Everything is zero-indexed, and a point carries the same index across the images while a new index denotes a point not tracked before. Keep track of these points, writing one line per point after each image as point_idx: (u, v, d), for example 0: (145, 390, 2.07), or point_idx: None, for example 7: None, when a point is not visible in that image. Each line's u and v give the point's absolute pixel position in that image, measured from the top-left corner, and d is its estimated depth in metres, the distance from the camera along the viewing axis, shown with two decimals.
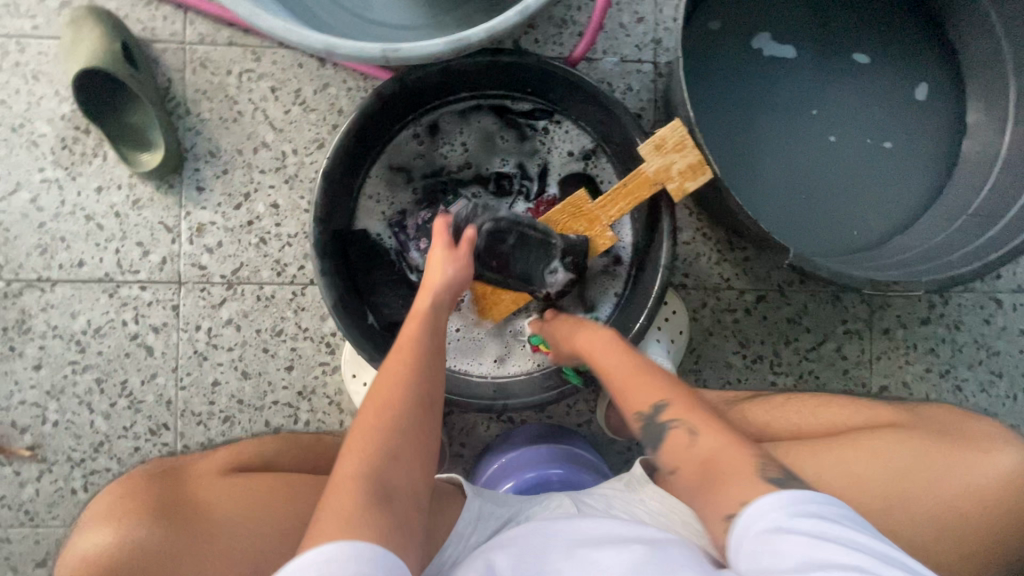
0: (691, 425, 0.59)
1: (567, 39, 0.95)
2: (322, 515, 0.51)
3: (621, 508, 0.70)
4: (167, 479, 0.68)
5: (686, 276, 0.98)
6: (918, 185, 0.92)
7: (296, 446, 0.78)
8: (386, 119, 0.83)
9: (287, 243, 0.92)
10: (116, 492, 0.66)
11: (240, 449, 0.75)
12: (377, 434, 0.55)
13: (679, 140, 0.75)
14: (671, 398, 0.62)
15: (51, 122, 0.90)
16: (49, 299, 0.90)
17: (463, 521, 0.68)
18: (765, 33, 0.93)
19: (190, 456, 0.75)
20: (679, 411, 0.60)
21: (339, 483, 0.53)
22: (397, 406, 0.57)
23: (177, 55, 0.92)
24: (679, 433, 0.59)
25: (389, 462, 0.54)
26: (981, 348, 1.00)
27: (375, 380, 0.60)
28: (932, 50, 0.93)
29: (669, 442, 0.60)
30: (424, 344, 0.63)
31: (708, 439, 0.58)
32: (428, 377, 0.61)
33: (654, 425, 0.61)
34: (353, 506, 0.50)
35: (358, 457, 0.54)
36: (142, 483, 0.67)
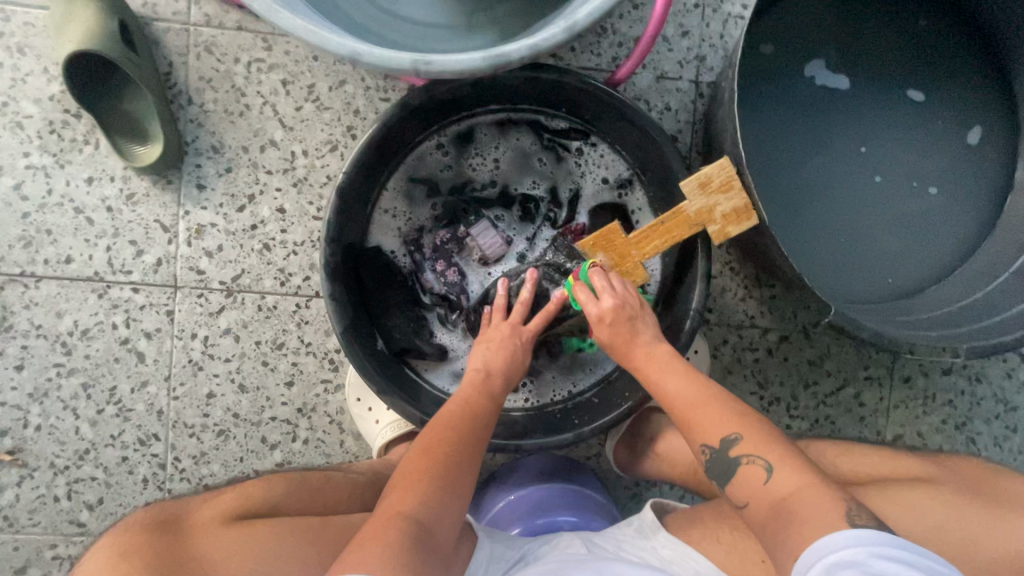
0: (764, 461, 0.54)
1: (605, 49, 0.88)
2: (360, 549, 0.51)
3: (633, 552, 0.67)
4: (168, 534, 0.58)
5: (710, 311, 0.94)
6: (961, 234, 0.87)
7: (304, 486, 0.69)
8: (410, 130, 0.76)
9: (293, 251, 0.86)
10: (113, 548, 0.56)
11: (246, 492, 0.66)
12: (428, 482, 0.58)
13: (725, 180, 0.69)
14: (742, 429, 0.56)
15: (39, 102, 0.82)
16: (33, 296, 0.84)
17: (473, 563, 0.64)
18: (819, 60, 0.88)
19: (188, 500, 0.65)
20: (748, 445, 0.55)
21: (383, 518, 0.55)
22: (444, 458, 0.60)
23: (180, 37, 0.84)
24: (752, 469, 0.54)
25: (432, 509, 0.57)
26: (1000, 402, 0.97)
27: (427, 432, 0.64)
28: (990, 91, 0.87)
29: (739, 478, 0.55)
30: (478, 407, 0.67)
31: (784, 477, 0.52)
32: (473, 438, 0.64)
33: (721, 461, 0.56)
34: (396, 542, 0.52)
35: (406, 500, 0.57)
36: (140, 538, 0.57)
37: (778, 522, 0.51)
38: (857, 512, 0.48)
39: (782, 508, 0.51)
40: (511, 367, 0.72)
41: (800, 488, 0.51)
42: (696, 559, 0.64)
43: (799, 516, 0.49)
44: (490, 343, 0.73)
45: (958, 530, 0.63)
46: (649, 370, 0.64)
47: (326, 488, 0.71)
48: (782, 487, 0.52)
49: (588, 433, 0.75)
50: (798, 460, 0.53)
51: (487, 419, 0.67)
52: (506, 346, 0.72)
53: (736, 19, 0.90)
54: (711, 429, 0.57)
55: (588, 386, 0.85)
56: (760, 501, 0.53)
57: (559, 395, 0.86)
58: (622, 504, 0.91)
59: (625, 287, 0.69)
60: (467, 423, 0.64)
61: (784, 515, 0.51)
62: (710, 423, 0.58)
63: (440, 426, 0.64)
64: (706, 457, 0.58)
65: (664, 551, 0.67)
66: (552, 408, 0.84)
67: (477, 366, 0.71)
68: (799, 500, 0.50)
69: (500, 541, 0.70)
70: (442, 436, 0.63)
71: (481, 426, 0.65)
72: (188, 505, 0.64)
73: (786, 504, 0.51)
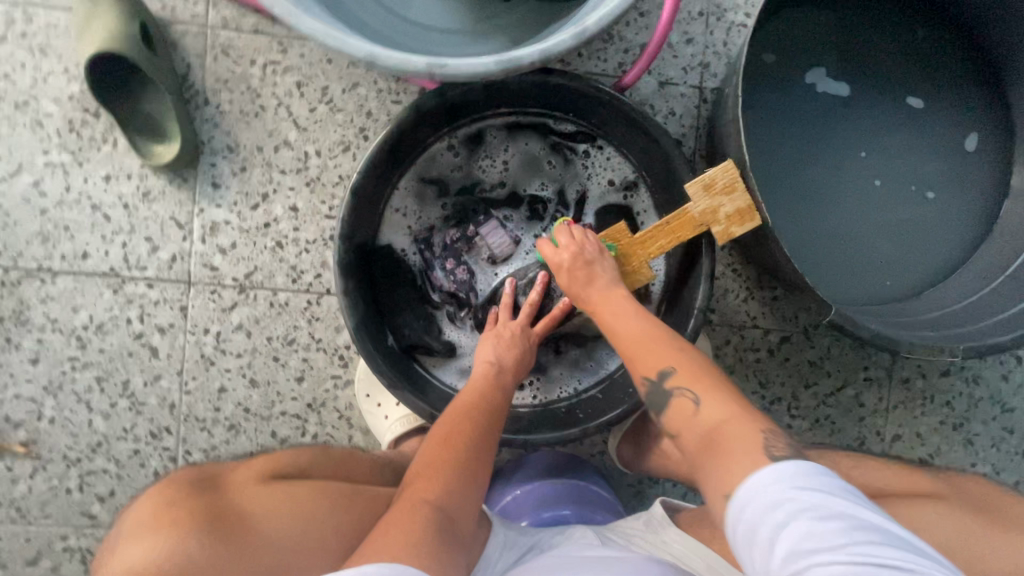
0: (694, 394, 0.56)
1: (612, 55, 0.91)
2: (384, 534, 0.53)
3: (642, 545, 0.68)
4: (209, 490, 0.59)
5: (712, 311, 0.96)
6: (958, 238, 0.89)
7: (328, 458, 0.71)
8: (423, 131, 0.78)
9: (305, 249, 0.87)
10: (159, 498, 0.56)
11: (278, 459, 0.67)
12: (446, 472, 0.60)
13: (729, 183, 0.70)
14: (678, 364, 0.59)
15: (59, 101, 0.84)
16: (49, 291, 0.85)
17: (489, 546, 0.66)
18: (821, 68, 0.91)
19: (220, 465, 0.66)
20: (684, 376, 0.58)
21: (406, 505, 0.57)
22: (459, 450, 0.62)
23: (197, 39, 0.86)
24: (682, 400, 0.57)
25: (452, 497, 0.59)
26: (996, 404, 0.99)
27: (442, 423, 0.66)
28: (986, 99, 0.89)
29: (672, 409, 0.57)
30: (490, 399, 0.68)
31: (714, 407, 0.55)
32: (486, 428, 0.65)
33: (658, 392, 0.59)
34: (421, 527, 0.53)
35: (428, 488, 0.59)
36: (184, 493, 0.58)
37: (708, 450, 0.53)
38: (775, 443, 0.50)
39: (711, 439, 0.53)
40: (522, 362, 0.74)
41: (725, 415, 0.54)
42: (704, 551, 0.65)
43: (725, 445, 0.51)
44: (501, 337, 0.74)
45: (960, 527, 0.64)
46: (600, 310, 0.68)
47: (349, 463, 0.73)
48: (708, 417, 0.55)
49: (594, 429, 0.77)
50: (716, 387, 0.56)
51: (500, 409, 0.68)
52: (516, 342, 0.74)
53: (739, 27, 0.93)
54: (654, 364, 0.60)
55: (594, 383, 0.87)
56: (690, 431, 0.55)
57: (565, 392, 0.87)
58: (624, 500, 0.93)
59: (582, 233, 0.73)
60: (482, 413, 0.66)
61: (711, 443, 0.53)
62: (651, 357, 0.61)
63: (456, 416, 0.66)
64: (646, 389, 0.60)
65: (673, 545, 0.67)
66: (559, 404, 0.86)
67: (489, 359, 0.73)
68: (727, 427, 0.53)
69: (513, 528, 0.71)
70: (457, 426, 0.65)
71: (494, 415, 0.67)
72: (224, 467, 0.65)
73: (714, 434, 0.53)
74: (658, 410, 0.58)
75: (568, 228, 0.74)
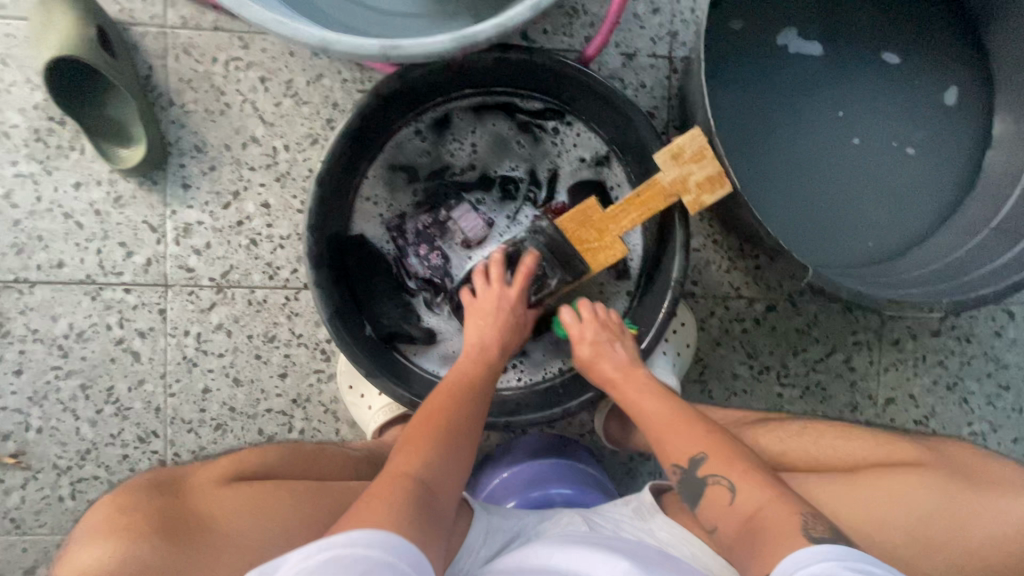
0: (729, 483, 0.60)
1: (578, 30, 0.89)
2: (367, 506, 0.52)
3: (630, 532, 0.68)
4: (167, 493, 0.60)
5: (695, 284, 0.95)
6: (940, 194, 0.88)
7: (298, 457, 0.70)
8: (386, 116, 0.77)
9: (279, 245, 0.87)
10: (112, 505, 0.57)
11: (244, 456, 0.67)
12: (433, 445, 0.60)
13: (699, 149, 0.69)
14: (709, 451, 0.62)
15: (23, 111, 0.84)
16: (28, 301, 0.85)
17: (471, 535, 0.66)
18: (793, 29, 0.89)
19: (189, 467, 0.66)
20: (716, 464, 0.61)
21: (390, 478, 0.56)
22: (446, 427, 0.62)
23: (158, 40, 0.85)
24: (718, 488, 0.60)
25: (438, 471, 0.58)
26: (990, 360, 0.98)
27: (429, 402, 0.66)
28: (963, 48, 0.87)
29: (708, 501, 0.60)
30: (477, 380, 0.68)
31: (746, 495, 0.58)
32: (470, 408, 0.65)
33: (692, 482, 0.62)
34: (404, 499, 0.53)
35: (414, 460, 0.58)
36: (138, 497, 0.58)
37: (748, 538, 0.55)
38: (813, 525, 0.53)
39: (749, 526, 0.56)
40: (504, 341, 0.73)
41: (765, 502, 0.57)
42: (692, 541, 0.66)
43: (768, 530, 0.54)
44: (482, 316, 0.74)
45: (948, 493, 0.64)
46: (626, 390, 0.70)
47: (323, 460, 0.72)
48: (747, 504, 0.58)
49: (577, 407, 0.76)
50: (754, 474, 0.60)
51: (484, 390, 0.68)
52: (500, 318, 0.73)
53: None
54: (691, 450, 0.63)
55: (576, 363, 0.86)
56: (730, 523, 0.58)
57: (548, 372, 0.87)
58: (617, 479, 0.92)
59: (603, 313, 0.76)
60: (468, 395, 0.66)
61: (753, 533, 0.55)
62: (682, 445, 0.64)
63: (443, 396, 0.66)
64: (677, 476, 0.63)
65: (661, 533, 0.68)
66: (541, 385, 0.85)
67: (472, 339, 0.73)
68: (765, 514, 0.56)
69: (498, 513, 0.71)
70: (444, 404, 0.65)
71: (478, 395, 0.67)
72: (190, 468, 0.65)
73: (754, 521, 0.56)
74: (692, 498, 0.62)
75: (591, 305, 0.77)
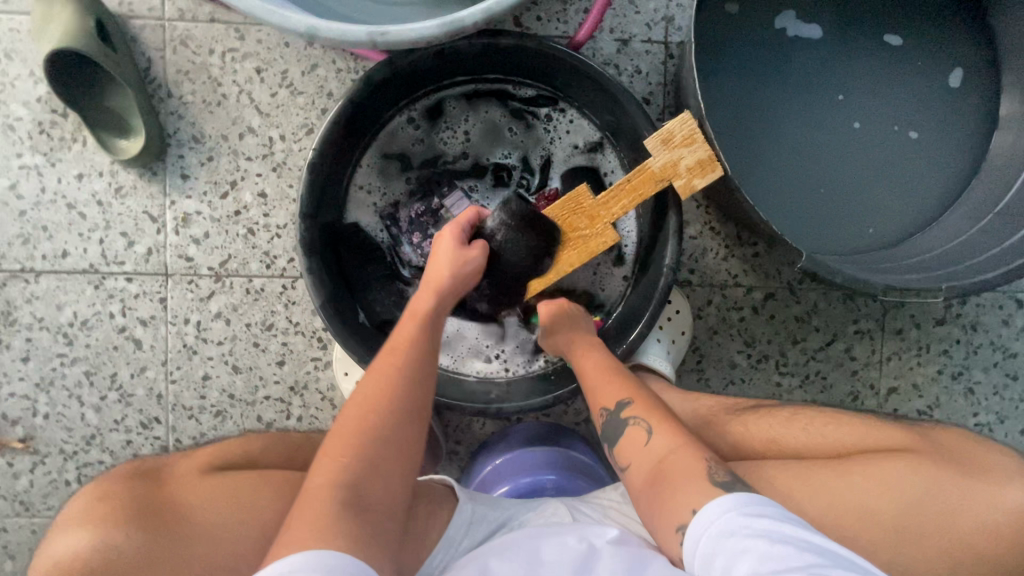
0: (648, 425, 0.65)
1: (572, 17, 0.89)
2: (294, 520, 0.52)
3: (616, 519, 0.68)
4: (149, 481, 0.61)
5: (691, 272, 0.94)
6: (944, 178, 0.86)
7: (285, 444, 0.73)
8: (378, 104, 0.78)
9: (276, 234, 0.88)
10: (93, 493, 0.59)
11: (226, 448, 0.69)
12: (359, 439, 0.58)
13: (688, 134, 0.69)
14: (635, 398, 0.68)
15: (28, 104, 0.86)
16: (34, 290, 0.87)
17: (453, 527, 0.66)
18: (791, 12, 0.87)
19: (171, 457, 0.69)
20: (638, 409, 0.66)
21: (319, 481, 0.55)
22: (375, 416, 0.60)
23: (156, 32, 0.86)
24: (636, 430, 0.65)
25: (368, 463, 0.57)
26: (997, 349, 0.96)
27: (362, 386, 0.63)
28: (970, 28, 0.85)
29: (626, 440, 0.66)
30: (415, 353, 0.65)
31: (660, 440, 0.63)
32: (405, 386, 0.62)
33: (614, 423, 0.67)
34: (328, 511, 0.52)
35: (341, 459, 0.57)
36: (122, 484, 0.60)
37: (657, 481, 0.60)
38: (717, 470, 0.59)
39: (659, 468, 0.61)
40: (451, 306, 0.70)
41: (675, 448, 0.62)
42: None
43: (671, 477, 0.59)
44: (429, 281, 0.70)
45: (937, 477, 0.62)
46: (567, 344, 0.75)
47: (306, 451, 0.74)
48: (659, 448, 0.63)
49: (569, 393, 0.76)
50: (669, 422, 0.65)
51: (427, 361, 0.66)
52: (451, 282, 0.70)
53: None
54: (616, 396, 0.68)
55: None
56: (643, 464, 0.63)
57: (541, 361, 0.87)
58: (613, 468, 0.92)
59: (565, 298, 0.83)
60: (403, 373, 0.63)
61: (663, 478, 0.60)
62: (609, 392, 0.68)
63: (375, 378, 0.63)
64: (604, 419, 0.68)
65: None
66: (534, 373, 0.85)
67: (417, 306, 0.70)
68: (674, 460, 0.61)
69: (482, 502, 0.71)
70: (376, 387, 0.62)
71: (416, 370, 0.64)
72: (170, 459, 0.67)
73: (661, 468, 0.61)
74: (612, 440, 0.67)
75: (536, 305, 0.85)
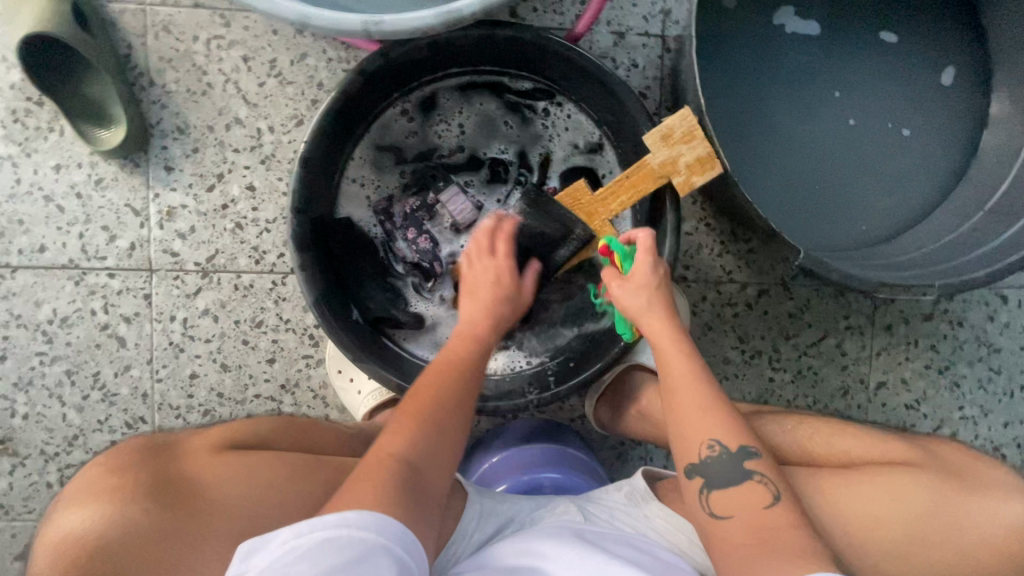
0: (773, 490, 0.58)
1: (569, 8, 0.87)
2: (352, 486, 0.52)
3: (624, 521, 0.68)
4: (158, 458, 0.59)
5: (687, 268, 0.94)
6: (935, 176, 0.87)
7: (291, 426, 0.71)
8: (372, 95, 0.76)
9: (265, 229, 0.86)
10: (104, 468, 0.57)
11: (235, 428, 0.67)
12: (422, 425, 0.58)
13: (688, 131, 0.68)
14: (751, 447, 0.59)
15: (0, 91, 0.82)
16: (10, 287, 0.84)
17: (466, 518, 0.67)
18: (789, 7, 0.87)
19: (176, 434, 0.65)
20: (761, 464, 0.59)
21: (377, 458, 0.55)
22: (438, 405, 0.60)
23: (137, 17, 0.83)
24: (758, 492, 0.57)
25: (426, 453, 0.57)
26: (982, 345, 0.98)
27: (425, 374, 0.64)
28: (962, 26, 0.85)
29: (727, 492, 0.58)
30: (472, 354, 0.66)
31: (780, 512, 0.56)
32: (463, 382, 0.63)
33: (721, 462, 0.59)
34: (388, 484, 0.52)
35: (400, 440, 0.57)
36: (131, 461, 0.58)
37: (762, 542, 0.54)
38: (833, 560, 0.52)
39: (756, 532, 0.55)
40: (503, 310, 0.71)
41: (788, 522, 0.55)
42: (686, 527, 0.66)
43: (780, 546, 0.53)
44: (483, 282, 0.71)
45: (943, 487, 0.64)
46: (663, 349, 0.66)
47: (315, 434, 0.72)
48: (774, 516, 0.56)
49: (566, 391, 0.76)
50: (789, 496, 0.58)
51: (481, 362, 0.66)
52: (496, 289, 0.71)
53: None
54: (714, 433, 0.60)
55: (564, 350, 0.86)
56: (746, 523, 0.56)
57: (524, 358, 0.87)
58: (608, 464, 0.92)
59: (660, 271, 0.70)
60: (462, 368, 0.64)
61: (767, 543, 0.54)
62: (710, 423, 0.61)
63: (438, 369, 0.64)
64: (711, 453, 0.59)
65: (656, 521, 0.68)
66: (528, 371, 0.85)
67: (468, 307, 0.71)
68: (788, 535, 0.54)
69: (492, 497, 0.71)
70: (437, 379, 0.63)
71: (473, 368, 0.65)
72: (181, 434, 0.65)
73: (768, 534, 0.54)
74: (721, 483, 0.58)
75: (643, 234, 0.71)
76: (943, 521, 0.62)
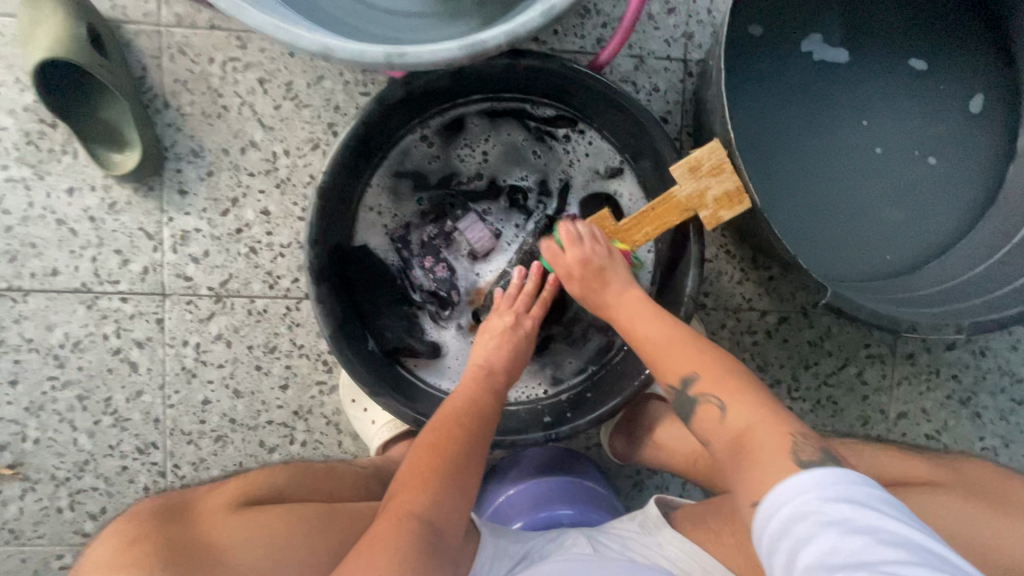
0: (720, 400, 0.54)
1: (590, 31, 0.85)
2: (371, 549, 0.52)
3: (638, 550, 0.66)
4: (174, 519, 0.58)
5: (706, 296, 0.92)
6: (962, 206, 0.85)
7: (307, 474, 0.70)
8: (391, 122, 0.74)
9: (279, 254, 0.84)
10: (119, 535, 0.55)
11: (250, 479, 0.66)
12: (435, 482, 0.58)
13: (717, 164, 0.66)
14: (702, 370, 0.57)
15: (14, 114, 0.81)
16: (22, 310, 0.83)
17: (479, 558, 0.65)
18: (816, 34, 0.85)
19: (192, 491, 0.65)
20: (707, 383, 0.56)
21: (394, 517, 0.55)
22: (451, 459, 0.60)
23: (152, 39, 0.82)
24: (707, 406, 0.55)
25: (442, 511, 0.57)
26: (1005, 374, 0.96)
27: (434, 426, 0.64)
28: (993, 54, 0.83)
29: (697, 419, 0.56)
30: (482, 407, 0.66)
31: (739, 414, 0.53)
32: (474, 434, 0.63)
33: (681, 400, 0.57)
34: (407, 546, 0.52)
35: (415, 499, 0.57)
36: (147, 523, 0.56)
37: (737, 460, 0.51)
38: (803, 447, 0.48)
39: (738, 447, 0.51)
40: (512, 360, 0.71)
41: (755, 421, 0.51)
42: (703, 557, 0.63)
43: (752, 453, 0.50)
44: (493, 334, 0.72)
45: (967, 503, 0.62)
46: (621, 313, 0.66)
47: (330, 480, 0.71)
48: (737, 422, 0.53)
49: (584, 426, 0.74)
50: (755, 394, 0.54)
51: (491, 412, 0.66)
52: (510, 338, 0.71)
53: None
54: (679, 370, 0.58)
55: (580, 381, 0.84)
56: (719, 440, 0.54)
57: (541, 387, 0.85)
58: (623, 493, 0.91)
59: (592, 232, 0.70)
60: (474, 420, 0.64)
61: (741, 451, 0.51)
62: (674, 364, 0.59)
63: (447, 421, 0.64)
64: (671, 394, 0.58)
65: (670, 548, 0.66)
66: (544, 402, 0.83)
67: (478, 357, 0.71)
68: (753, 435, 0.51)
69: (504, 535, 0.70)
70: (448, 432, 0.62)
71: (485, 420, 0.65)
72: (197, 493, 0.64)
73: (741, 440, 0.51)
74: (685, 417, 0.57)
75: (573, 225, 0.71)
76: (971, 543, 0.60)
